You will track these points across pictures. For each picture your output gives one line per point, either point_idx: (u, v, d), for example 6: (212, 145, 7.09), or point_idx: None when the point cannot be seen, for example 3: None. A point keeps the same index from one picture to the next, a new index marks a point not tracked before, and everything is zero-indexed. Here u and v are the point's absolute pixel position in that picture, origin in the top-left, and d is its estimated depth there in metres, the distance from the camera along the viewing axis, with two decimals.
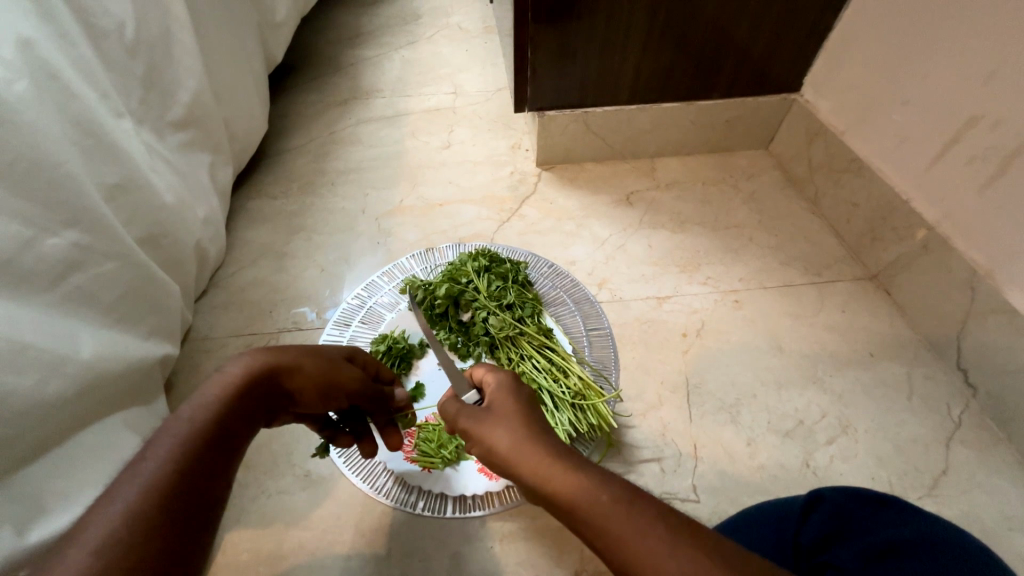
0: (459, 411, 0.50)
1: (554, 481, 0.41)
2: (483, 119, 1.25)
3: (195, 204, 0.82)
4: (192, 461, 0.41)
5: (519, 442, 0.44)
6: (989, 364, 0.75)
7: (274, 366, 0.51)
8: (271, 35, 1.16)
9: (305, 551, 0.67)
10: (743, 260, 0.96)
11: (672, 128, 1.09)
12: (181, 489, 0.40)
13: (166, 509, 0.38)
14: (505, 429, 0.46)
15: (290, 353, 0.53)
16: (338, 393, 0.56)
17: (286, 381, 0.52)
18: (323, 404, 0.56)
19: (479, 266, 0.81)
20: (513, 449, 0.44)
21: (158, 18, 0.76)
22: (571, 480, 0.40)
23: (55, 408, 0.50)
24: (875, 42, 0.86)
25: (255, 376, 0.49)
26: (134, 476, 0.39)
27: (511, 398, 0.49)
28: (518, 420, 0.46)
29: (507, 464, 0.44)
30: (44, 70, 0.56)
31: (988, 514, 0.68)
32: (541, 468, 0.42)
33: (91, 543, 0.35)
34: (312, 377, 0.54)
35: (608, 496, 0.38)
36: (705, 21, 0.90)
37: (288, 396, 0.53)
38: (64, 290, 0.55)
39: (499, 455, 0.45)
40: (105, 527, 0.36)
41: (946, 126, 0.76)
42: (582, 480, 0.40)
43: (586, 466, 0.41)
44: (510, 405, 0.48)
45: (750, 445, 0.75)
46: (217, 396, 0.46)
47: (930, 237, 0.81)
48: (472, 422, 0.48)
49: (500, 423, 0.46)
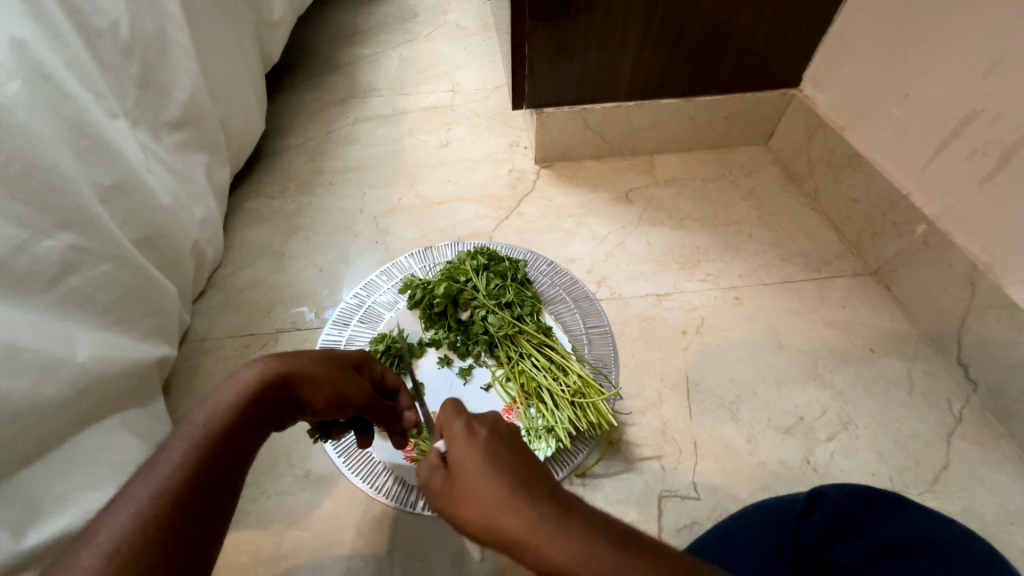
0: (424, 477, 0.41)
1: (549, 553, 0.33)
2: (482, 116, 1.25)
3: (192, 204, 0.82)
4: (201, 469, 0.41)
5: (489, 520, 0.35)
6: (990, 360, 0.75)
7: (286, 374, 0.49)
8: (267, 35, 1.16)
9: (306, 552, 0.66)
10: (743, 256, 0.95)
11: (671, 124, 1.09)
12: (192, 497, 0.40)
13: (177, 515, 0.38)
14: (471, 504, 0.37)
15: (303, 360, 0.51)
16: (353, 402, 0.54)
17: (299, 390, 0.50)
18: (336, 414, 0.54)
19: (478, 264, 0.81)
20: (490, 511, 0.36)
21: (153, 18, 0.75)
22: (565, 548, 0.33)
23: (53, 411, 0.50)
24: (874, 37, 0.86)
25: (266, 384, 0.47)
26: (147, 480, 0.39)
27: (490, 435, 0.40)
28: (479, 485, 0.37)
29: (487, 526, 0.36)
30: (39, 72, 0.55)
31: (988, 510, 0.68)
32: (532, 540, 0.33)
33: (104, 546, 0.35)
34: (326, 385, 0.51)
35: (610, 560, 0.32)
36: (704, 17, 0.90)
37: (300, 405, 0.51)
38: (59, 292, 0.54)
39: (475, 520, 0.36)
40: (117, 532, 0.36)
41: (946, 120, 0.76)
42: (570, 561, 0.32)
43: (570, 535, 0.33)
44: (469, 465, 0.38)
45: (750, 442, 0.74)
46: (228, 404, 0.45)
47: (931, 231, 0.81)
48: (440, 495, 0.39)
49: (480, 473, 0.37)
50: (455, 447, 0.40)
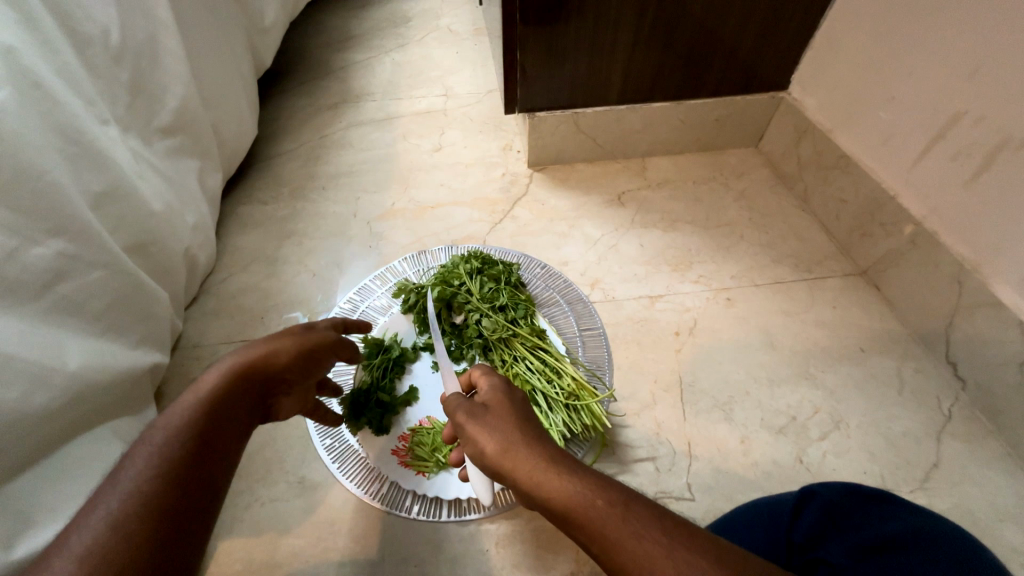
0: (455, 408, 0.50)
1: (557, 479, 0.40)
2: (474, 121, 1.25)
3: (184, 210, 0.82)
4: (173, 467, 0.40)
5: (512, 448, 0.44)
6: (978, 357, 0.76)
7: (252, 361, 0.49)
8: (259, 40, 1.16)
9: (299, 559, 0.66)
10: (735, 258, 0.96)
11: (662, 128, 1.10)
12: (167, 496, 0.38)
13: (152, 515, 0.37)
14: (497, 434, 0.45)
15: (260, 344, 0.51)
16: (320, 355, 0.56)
17: (271, 371, 0.50)
18: (314, 371, 0.56)
19: (472, 268, 0.81)
20: (507, 452, 0.44)
21: (144, 24, 0.75)
22: (566, 485, 0.40)
23: (42, 421, 0.49)
24: (860, 40, 0.87)
25: (233, 378, 0.47)
26: (116, 486, 0.38)
27: (525, 403, 0.51)
28: (509, 423, 0.46)
29: (507, 455, 0.44)
30: (27, 79, 0.55)
31: (978, 507, 0.68)
32: (545, 468, 0.41)
33: (75, 551, 0.34)
34: (291, 354, 0.53)
35: (604, 500, 0.38)
36: (693, 21, 0.90)
37: (279, 385, 0.52)
38: (49, 300, 0.54)
39: (499, 449, 0.44)
40: (89, 536, 0.35)
41: (932, 122, 0.77)
42: (575, 485, 0.39)
43: (579, 469, 0.41)
44: (505, 408, 0.48)
45: (743, 443, 0.75)
46: (196, 402, 0.44)
47: (918, 231, 0.82)
48: (467, 421, 0.48)
49: (511, 418, 0.47)
50: (496, 399, 0.50)
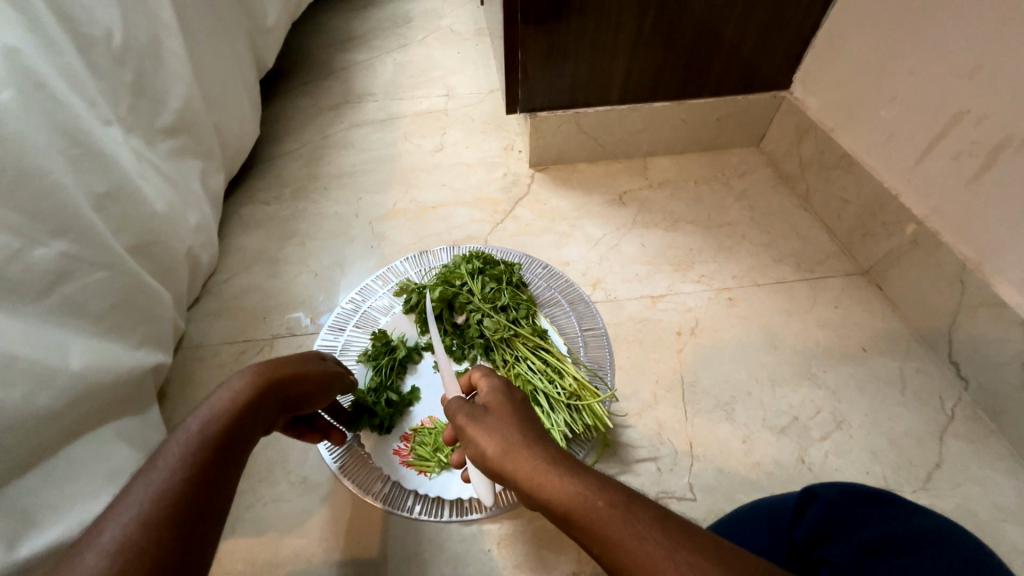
0: (455, 410, 0.50)
1: (558, 481, 0.40)
2: (476, 121, 1.25)
3: (186, 211, 0.82)
4: (201, 470, 0.40)
5: (513, 449, 0.44)
6: (979, 357, 0.76)
7: (275, 376, 0.51)
8: (261, 41, 1.16)
9: (301, 559, 0.66)
10: (736, 257, 0.96)
11: (664, 128, 1.10)
12: (193, 496, 0.39)
13: (179, 515, 0.37)
14: (498, 435, 0.45)
15: (285, 366, 0.54)
16: (329, 382, 0.59)
17: (290, 391, 0.52)
18: (323, 400, 0.59)
19: (474, 268, 0.81)
20: (508, 452, 0.44)
21: (146, 25, 0.76)
22: (566, 485, 0.40)
23: (45, 421, 0.50)
24: (862, 40, 0.87)
25: (258, 389, 0.48)
26: (146, 484, 0.38)
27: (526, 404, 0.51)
28: (510, 424, 0.46)
29: (508, 457, 0.44)
30: (30, 80, 0.55)
31: (980, 507, 0.68)
32: (546, 470, 0.41)
33: (108, 546, 0.34)
34: (309, 380, 0.56)
35: (605, 501, 0.38)
36: (694, 21, 0.90)
37: (295, 405, 0.54)
38: (53, 299, 0.54)
39: (500, 451, 0.44)
40: (120, 532, 0.35)
41: (934, 121, 0.77)
42: (577, 486, 0.40)
43: (581, 471, 0.41)
44: (506, 410, 0.49)
45: (745, 443, 0.75)
46: (224, 408, 0.45)
47: (920, 231, 0.81)
48: (467, 423, 0.48)
49: (511, 421, 0.47)
50: (496, 401, 0.50)
